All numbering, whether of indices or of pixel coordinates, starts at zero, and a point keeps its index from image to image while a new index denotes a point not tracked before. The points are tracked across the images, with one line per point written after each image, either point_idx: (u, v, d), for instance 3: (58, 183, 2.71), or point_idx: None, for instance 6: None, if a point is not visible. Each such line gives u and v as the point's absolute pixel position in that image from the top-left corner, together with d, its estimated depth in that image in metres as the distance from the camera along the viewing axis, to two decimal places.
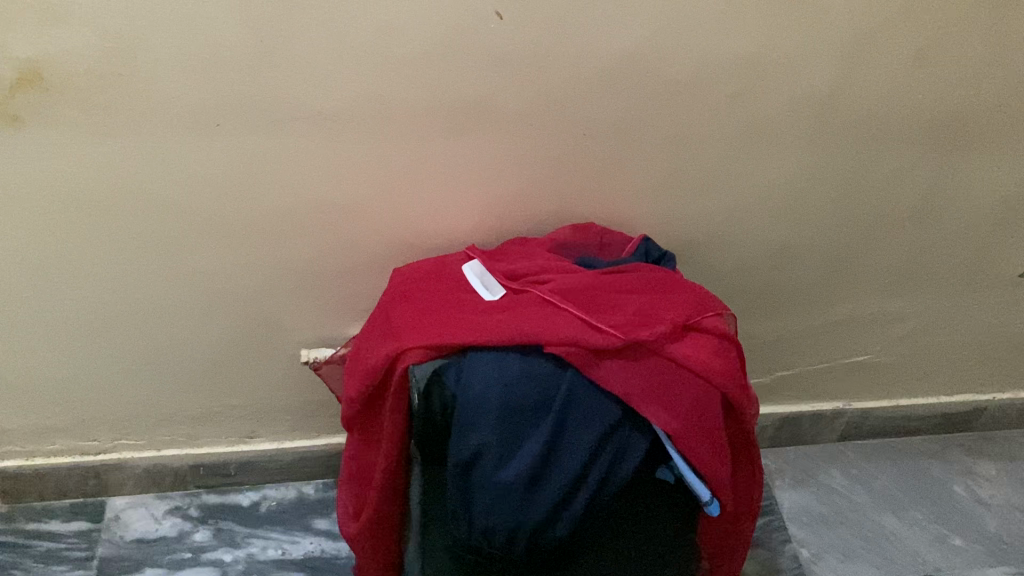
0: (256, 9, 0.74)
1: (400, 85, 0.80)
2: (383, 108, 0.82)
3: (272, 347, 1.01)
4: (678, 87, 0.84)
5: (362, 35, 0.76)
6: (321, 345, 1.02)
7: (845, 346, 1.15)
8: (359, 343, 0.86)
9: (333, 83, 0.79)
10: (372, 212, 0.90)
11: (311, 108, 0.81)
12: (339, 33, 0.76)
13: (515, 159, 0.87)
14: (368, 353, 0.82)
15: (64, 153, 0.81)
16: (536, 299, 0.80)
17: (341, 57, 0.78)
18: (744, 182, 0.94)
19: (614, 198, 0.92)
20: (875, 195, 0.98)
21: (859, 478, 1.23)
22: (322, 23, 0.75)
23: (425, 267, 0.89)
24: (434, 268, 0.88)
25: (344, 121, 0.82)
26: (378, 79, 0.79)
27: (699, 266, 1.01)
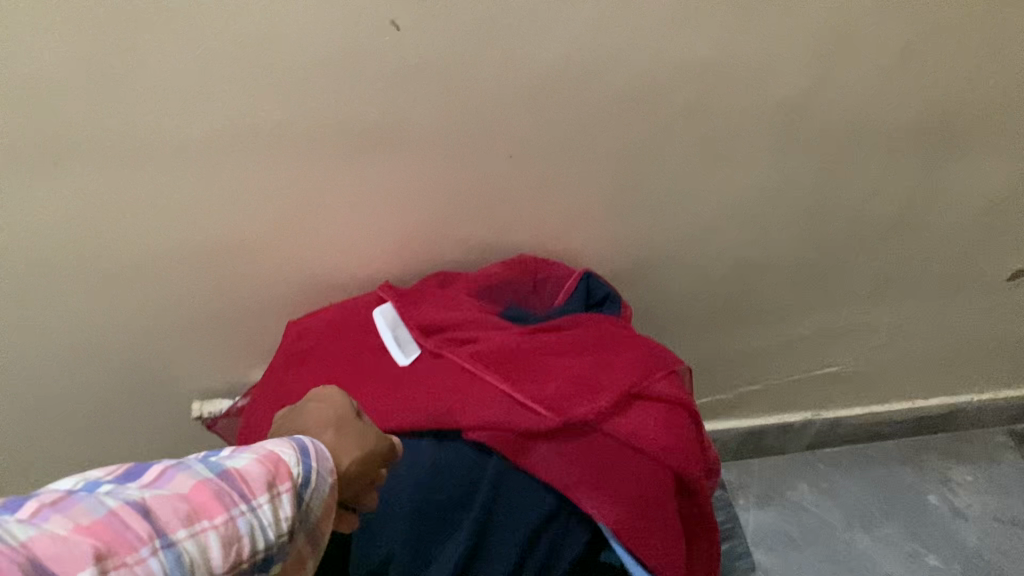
0: (88, 30, 0.60)
1: (280, 109, 0.67)
2: (263, 134, 0.68)
3: (162, 397, 0.87)
4: (619, 98, 0.71)
5: (226, 54, 0.63)
6: (219, 394, 0.88)
7: (815, 359, 1.03)
8: (251, 412, 0.73)
9: (198, 108, 0.66)
10: (264, 250, 0.76)
11: (174, 138, 0.67)
12: (196, 52, 0.63)
13: (428, 186, 0.74)
14: (257, 433, 0.69)
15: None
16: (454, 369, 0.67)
17: (203, 79, 0.64)
18: (701, 198, 0.81)
19: (549, 224, 0.79)
20: (848, 204, 0.86)
21: (828, 490, 1.14)
22: (174, 40, 0.62)
23: (329, 317, 0.75)
24: (339, 319, 0.75)
25: (222, 148, 0.68)
26: (254, 103, 0.66)
27: (651, 288, 0.89)
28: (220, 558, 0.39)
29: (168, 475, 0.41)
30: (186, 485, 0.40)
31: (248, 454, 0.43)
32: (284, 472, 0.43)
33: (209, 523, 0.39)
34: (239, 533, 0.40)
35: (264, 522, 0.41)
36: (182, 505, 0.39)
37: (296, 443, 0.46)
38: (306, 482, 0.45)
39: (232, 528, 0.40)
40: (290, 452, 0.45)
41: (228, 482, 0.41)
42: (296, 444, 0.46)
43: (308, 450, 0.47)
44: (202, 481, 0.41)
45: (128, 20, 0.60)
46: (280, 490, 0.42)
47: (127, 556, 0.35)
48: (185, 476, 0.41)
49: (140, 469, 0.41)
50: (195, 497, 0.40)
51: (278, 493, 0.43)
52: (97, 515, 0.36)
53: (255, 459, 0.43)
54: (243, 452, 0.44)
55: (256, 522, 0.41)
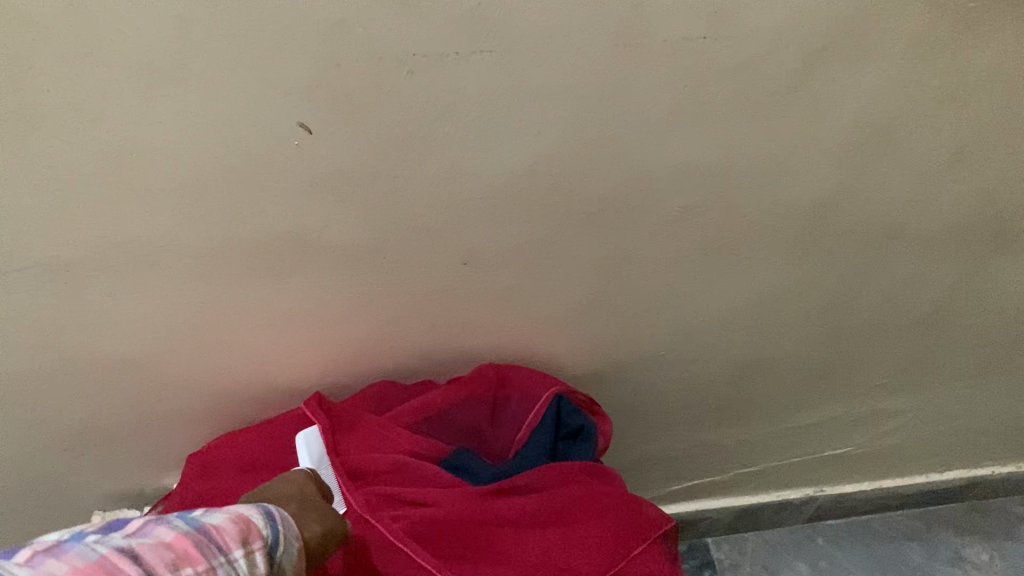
0: None
1: (173, 221, 0.53)
2: (153, 248, 0.55)
3: (64, 517, 0.74)
4: (599, 203, 0.57)
5: (96, 163, 0.49)
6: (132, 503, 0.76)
7: (822, 444, 0.91)
8: None
9: (68, 224, 0.52)
10: (170, 364, 0.63)
11: (40, 256, 0.54)
12: (57, 163, 0.49)
13: (364, 294, 0.61)
14: None
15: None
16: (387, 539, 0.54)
17: (69, 192, 0.50)
18: (697, 300, 0.68)
19: (513, 327, 0.66)
20: (874, 302, 0.72)
21: (826, 571, 1.02)
22: (23, 152, 0.48)
23: (249, 445, 0.63)
24: (259, 449, 0.62)
25: (108, 271, 0.56)
26: (139, 215, 0.53)
27: (637, 386, 0.76)
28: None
29: (149, 528, 0.41)
30: (163, 538, 0.40)
31: (219, 514, 0.43)
32: (254, 531, 0.43)
33: (193, 567, 0.39)
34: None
35: (241, 573, 0.41)
36: (163, 552, 0.39)
37: (265, 509, 0.46)
38: (273, 546, 0.44)
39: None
40: (257, 515, 0.45)
41: (205, 535, 0.41)
42: (261, 509, 0.46)
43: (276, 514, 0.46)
44: (181, 534, 0.40)
45: None
46: (252, 548, 0.42)
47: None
48: (162, 530, 0.41)
49: (121, 526, 0.41)
50: (175, 544, 0.39)
51: (250, 549, 0.42)
52: (100, 553, 0.37)
53: (224, 518, 0.43)
54: (216, 512, 0.44)
55: (234, 574, 0.40)
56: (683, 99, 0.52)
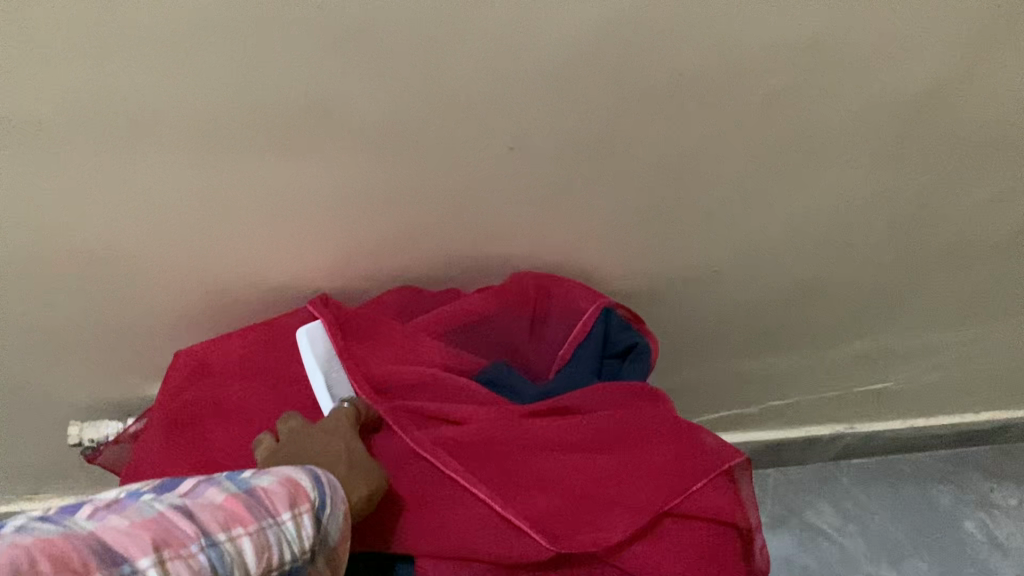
0: None
1: (169, 74, 0.45)
2: (144, 109, 0.46)
3: (38, 423, 0.66)
4: (671, 76, 0.49)
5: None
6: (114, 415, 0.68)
7: (863, 378, 0.84)
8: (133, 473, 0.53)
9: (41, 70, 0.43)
10: (159, 252, 0.55)
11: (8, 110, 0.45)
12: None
13: (389, 178, 0.53)
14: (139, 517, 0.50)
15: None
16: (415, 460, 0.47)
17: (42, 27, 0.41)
18: (761, 207, 0.60)
19: (555, 229, 0.58)
20: (951, 218, 0.65)
21: (852, 513, 0.97)
22: None
23: (251, 349, 0.55)
24: (263, 353, 0.55)
25: (95, 135, 0.47)
26: (129, 63, 0.44)
27: (680, 302, 0.69)
28: (259, 568, 0.31)
29: (190, 488, 0.33)
30: (210, 497, 0.32)
31: (265, 474, 0.35)
32: (306, 492, 0.35)
33: (245, 529, 0.31)
34: (269, 548, 0.31)
35: (294, 539, 0.33)
36: (211, 513, 0.31)
37: (313, 469, 0.38)
38: (328, 513, 0.36)
39: (264, 540, 0.31)
40: (304, 476, 0.36)
41: (255, 495, 0.33)
42: (307, 470, 0.37)
43: (329, 477, 0.38)
44: (228, 493, 0.33)
45: None
46: (307, 510, 0.34)
47: (183, 547, 0.28)
48: (206, 490, 0.33)
49: (160, 487, 0.34)
50: (223, 504, 0.32)
51: (303, 512, 0.34)
52: (148, 514, 0.29)
53: (272, 477, 0.35)
54: (262, 472, 0.36)
55: (285, 541, 0.32)
56: None
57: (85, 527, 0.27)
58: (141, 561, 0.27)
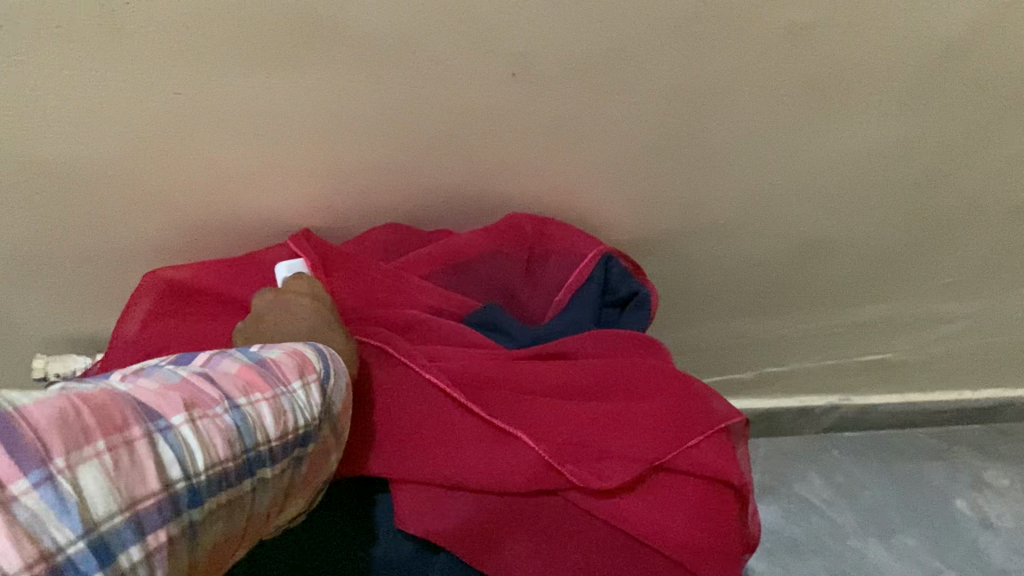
0: None
1: None
2: (119, 17, 0.43)
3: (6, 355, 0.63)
4: (691, 7, 0.46)
5: None
6: (87, 348, 0.65)
7: (863, 346, 0.82)
8: None
9: None
10: (133, 178, 0.52)
11: None
12: None
13: (383, 107, 0.49)
14: None
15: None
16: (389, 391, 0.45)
17: None
18: (773, 157, 0.57)
19: (556, 170, 0.55)
20: (969, 180, 0.62)
21: (842, 486, 0.95)
22: None
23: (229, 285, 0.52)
24: (244, 290, 0.52)
25: (65, 43, 0.43)
26: None
27: (682, 257, 0.66)
28: (276, 430, 0.33)
29: (207, 357, 0.35)
30: (228, 365, 0.34)
31: (275, 346, 0.37)
32: (314, 361, 0.38)
33: (261, 394, 0.33)
34: (285, 410, 0.34)
35: (306, 404, 0.35)
36: (231, 376, 0.33)
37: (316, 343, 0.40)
38: (334, 381, 0.38)
39: (279, 404, 0.34)
40: (312, 349, 0.39)
41: (267, 365, 0.35)
42: (314, 345, 0.40)
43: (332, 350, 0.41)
44: (244, 362, 0.34)
45: None
46: (316, 377, 0.36)
47: (210, 406, 0.30)
48: (223, 359, 0.35)
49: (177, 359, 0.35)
50: (240, 372, 0.34)
51: (311, 381, 0.36)
52: (173, 378, 0.31)
53: (281, 350, 0.37)
54: (271, 346, 0.38)
55: (298, 406, 0.35)
56: None
57: (119, 387, 0.29)
58: (177, 417, 0.29)
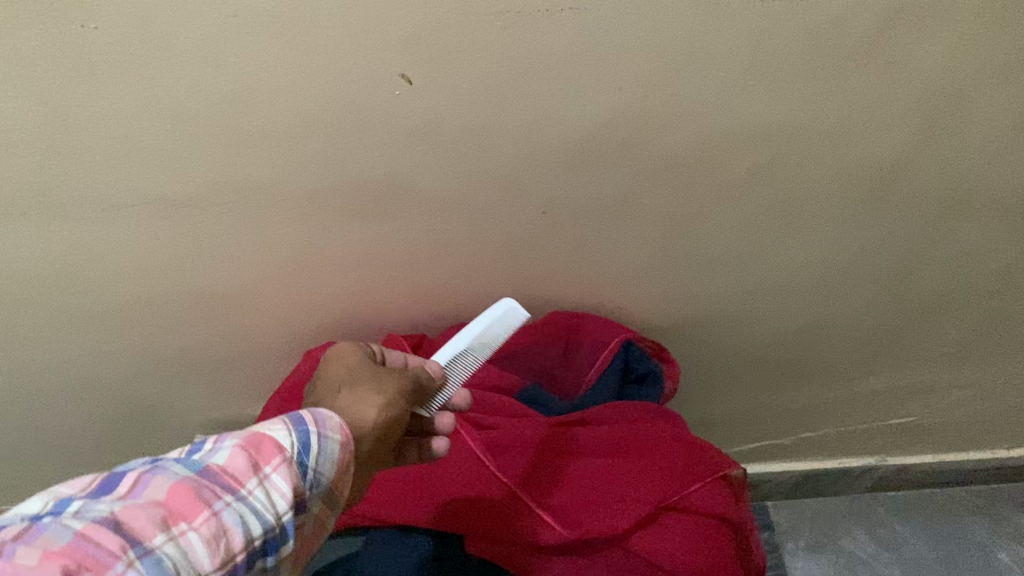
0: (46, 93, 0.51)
1: (275, 165, 0.58)
2: (259, 190, 0.60)
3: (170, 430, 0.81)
4: (674, 159, 0.60)
5: (207, 112, 0.54)
6: (229, 425, 0.82)
7: (884, 411, 0.93)
8: None
9: (185, 165, 0.57)
10: (267, 297, 0.69)
11: (160, 192, 0.59)
12: (177, 111, 0.54)
13: (449, 242, 0.65)
14: None
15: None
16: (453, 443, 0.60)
17: (186, 137, 0.55)
18: (764, 258, 0.71)
19: (587, 280, 0.69)
20: (939, 266, 0.74)
21: (886, 541, 1.04)
22: (146, 100, 0.53)
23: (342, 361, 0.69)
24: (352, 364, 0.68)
25: (222, 208, 0.61)
26: (248, 160, 0.58)
27: (703, 339, 0.79)
28: (209, 558, 0.35)
29: (139, 479, 0.37)
30: (162, 489, 0.36)
31: (222, 447, 0.39)
32: (273, 454, 0.40)
33: (186, 527, 0.35)
34: (228, 527, 0.36)
35: (257, 510, 0.38)
36: (157, 509, 0.35)
37: (292, 416, 0.42)
38: (314, 457, 0.41)
39: (214, 526, 0.36)
40: (279, 431, 0.41)
41: (204, 481, 0.37)
42: (278, 423, 0.42)
43: (313, 419, 0.43)
44: (181, 479, 0.37)
45: (92, 79, 0.51)
46: (273, 471, 0.39)
47: (113, 566, 0.32)
48: (163, 477, 0.37)
49: (114, 478, 0.37)
50: (168, 501, 0.36)
51: (262, 480, 0.39)
52: (76, 536, 0.33)
53: (234, 449, 0.39)
54: (222, 443, 0.40)
55: (241, 516, 0.37)
56: (760, 64, 0.54)
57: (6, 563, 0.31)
58: None
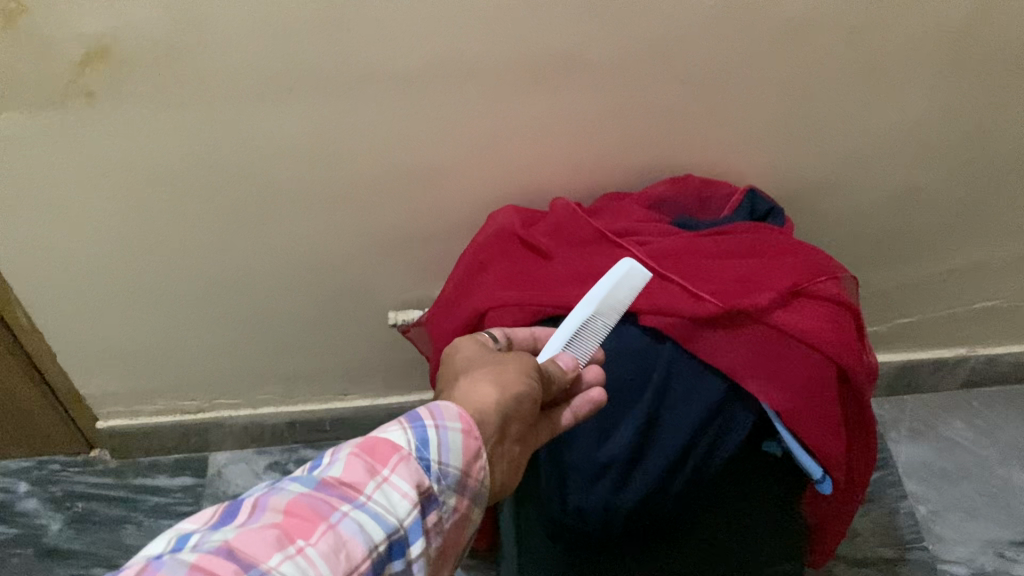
0: None
1: (478, 39, 0.73)
2: (462, 63, 0.75)
3: (361, 311, 0.97)
4: (791, 24, 0.75)
5: None
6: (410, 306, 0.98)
7: (972, 292, 1.05)
8: (448, 297, 0.83)
9: (409, 41, 0.73)
10: (456, 172, 0.84)
11: (387, 68, 0.75)
12: None
13: (603, 110, 0.81)
14: (456, 309, 0.80)
15: (105, 124, 0.76)
16: (616, 253, 0.76)
17: (413, 16, 0.71)
18: (861, 122, 0.85)
19: (713, 145, 0.85)
20: (1010, 130, 0.87)
21: (982, 427, 1.15)
22: None
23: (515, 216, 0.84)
24: (523, 216, 0.83)
25: (431, 84, 0.76)
26: (458, 36, 0.73)
27: (809, 209, 0.93)
28: (332, 564, 0.39)
29: (258, 504, 0.41)
30: (280, 511, 0.41)
31: (336, 464, 0.44)
32: (388, 457, 0.45)
33: (306, 541, 0.39)
34: (348, 537, 0.41)
35: (376, 515, 0.42)
36: (278, 529, 0.39)
37: (409, 414, 0.48)
38: (434, 450, 0.47)
39: (337, 533, 0.40)
40: (391, 442, 0.46)
41: (323, 494, 0.42)
42: (382, 441, 0.46)
43: (430, 412, 0.48)
44: (297, 497, 0.42)
45: None
46: (391, 472, 0.44)
47: None
48: (279, 500, 0.42)
49: (231, 510, 0.41)
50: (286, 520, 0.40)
51: (380, 484, 0.44)
52: (202, 559, 0.36)
53: (350, 457, 0.45)
54: (335, 461, 0.45)
55: (357, 521, 0.41)
56: None
57: None
58: None
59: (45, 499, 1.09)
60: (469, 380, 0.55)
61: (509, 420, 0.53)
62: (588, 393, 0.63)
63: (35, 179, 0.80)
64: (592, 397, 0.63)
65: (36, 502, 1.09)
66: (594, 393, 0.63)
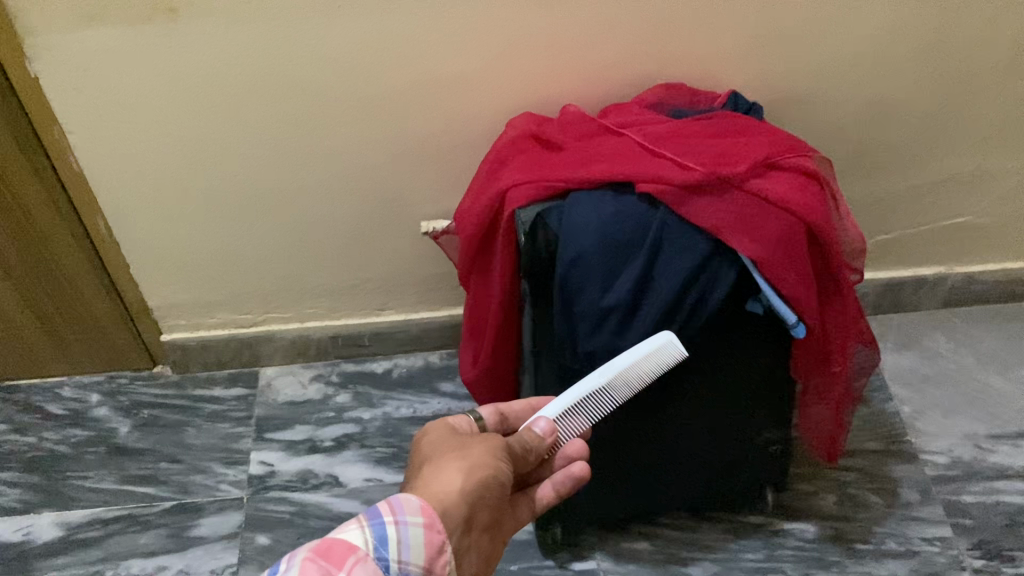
0: None
1: None
2: None
3: (396, 222, 1.11)
4: None
5: None
6: (440, 219, 1.12)
7: (946, 208, 1.17)
8: (472, 194, 0.96)
9: None
10: (480, 84, 0.97)
11: None
12: None
13: (606, 26, 0.93)
14: (479, 197, 0.93)
15: (182, 38, 0.90)
16: (617, 140, 0.89)
17: None
18: (834, 38, 0.96)
19: (705, 60, 0.97)
20: (966, 43, 0.98)
21: (963, 340, 1.27)
22: None
23: (529, 120, 0.97)
24: (536, 119, 0.97)
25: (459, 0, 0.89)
26: None
27: (793, 124, 1.05)
28: None
29: None
30: None
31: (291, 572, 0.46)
32: (345, 560, 0.48)
33: None
34: None
35: None
36: None
37: (368, 511, 0.51)
38: (394, 549, 0.50)
39: None
40: (348, 541, 0.49)
41: None
42: (337, 541, 0.49)
43: (391, 508, 0.52)
44: None
45: None
46: None
47: None
48: None
49: None
50: None
51: None
52: None
53: (306, 562, 0.47)
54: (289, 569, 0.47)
55: None
56: None
57: None
58: None
59: (115, 407, 1.23)
60: (438, 464, 0.62)
61: (478, 506, 0.60)
62: (571, 469, 0.78)
63: (122, 90, 0.94)
64: (573, 473, 0.78)
65: (107, 409, 1.23)
66: (577, 469, 0.78)
